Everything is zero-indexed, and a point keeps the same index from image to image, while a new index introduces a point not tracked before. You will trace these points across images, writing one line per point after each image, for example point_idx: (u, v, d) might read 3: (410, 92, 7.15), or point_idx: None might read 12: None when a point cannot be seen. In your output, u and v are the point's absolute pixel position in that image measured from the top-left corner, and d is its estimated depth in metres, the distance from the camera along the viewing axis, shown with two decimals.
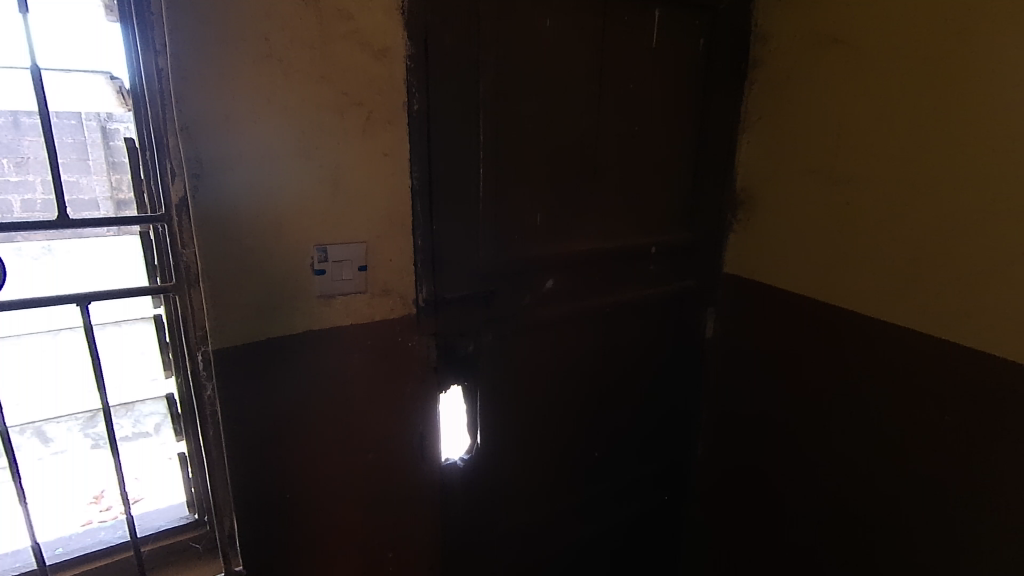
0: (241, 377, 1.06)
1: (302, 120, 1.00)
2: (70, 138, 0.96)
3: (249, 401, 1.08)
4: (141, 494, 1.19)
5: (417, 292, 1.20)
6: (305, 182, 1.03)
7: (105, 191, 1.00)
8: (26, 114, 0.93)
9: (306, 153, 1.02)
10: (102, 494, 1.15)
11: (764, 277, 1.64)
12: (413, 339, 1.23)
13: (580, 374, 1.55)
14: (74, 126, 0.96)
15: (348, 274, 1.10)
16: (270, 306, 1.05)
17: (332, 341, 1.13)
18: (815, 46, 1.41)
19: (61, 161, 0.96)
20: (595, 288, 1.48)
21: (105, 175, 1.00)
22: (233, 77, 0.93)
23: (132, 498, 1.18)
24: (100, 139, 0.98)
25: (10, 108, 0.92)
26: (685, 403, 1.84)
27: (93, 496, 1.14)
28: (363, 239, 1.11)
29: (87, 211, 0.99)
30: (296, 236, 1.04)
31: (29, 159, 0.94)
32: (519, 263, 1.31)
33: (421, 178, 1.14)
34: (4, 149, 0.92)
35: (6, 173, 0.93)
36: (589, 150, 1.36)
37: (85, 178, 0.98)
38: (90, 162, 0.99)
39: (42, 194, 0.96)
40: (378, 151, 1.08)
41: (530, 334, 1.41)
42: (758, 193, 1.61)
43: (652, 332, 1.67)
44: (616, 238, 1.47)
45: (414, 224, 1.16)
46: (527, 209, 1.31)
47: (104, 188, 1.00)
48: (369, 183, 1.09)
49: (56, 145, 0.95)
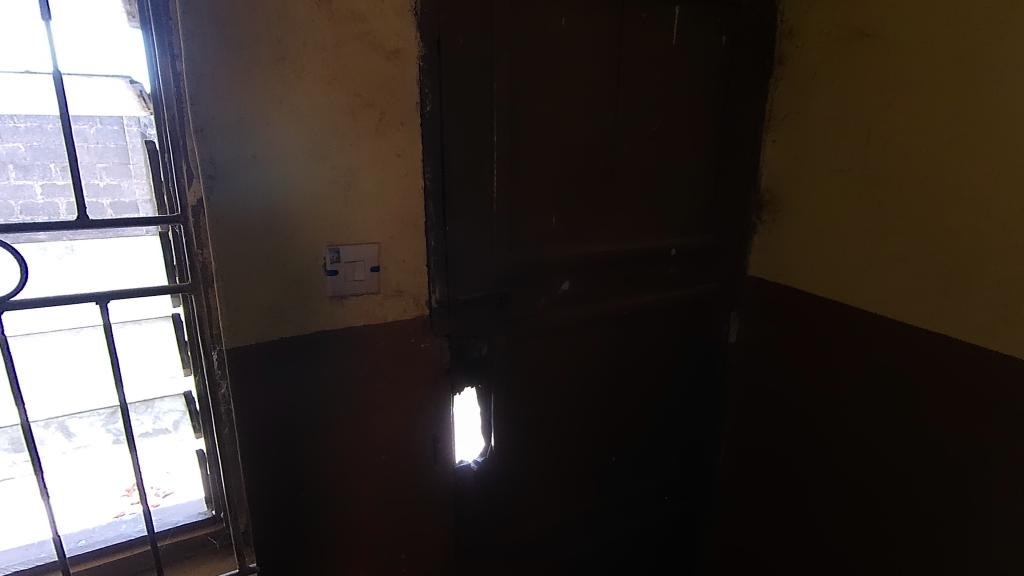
0: (254, 377, 1.07)
1: (314, 122, 1.01)
2: (113, 143, 1.01)
3: (263, 401, 1.09)
4: (172, 488, 1.24)
5: (429, 293, 1.20)
6: (317, 184, 1.03)
7: (145, 194, 1.05)
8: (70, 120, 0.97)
9: (318, 155, 1.02)
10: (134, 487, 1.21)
11: (789, 279, 1.58)
12: (426, 341, 1.22)
13: (596, 377, 1.52)
14: (117, 131, 1.01)
15: (361, 275, 1.10)
16: (283, 306, 1.06)
17: (344, 341, 1.14)
18: (843, 41, 1.36)
19: (104, 165, 1.01)
20: (613, 290, 1.46)
21: (145, 179, 1.05)
22: (246, 80, 0.94)
23: (162, 492, 1.23)
24: (140, 144, 1.03)
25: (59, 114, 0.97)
26: (706, 409, 1.80)
27: (127, 488, 1.20)
28: (375, 241, 1.11)
29: (128, 214, 1.04)
30: (309, 238, 1.05)
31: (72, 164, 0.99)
32: (534, 264, 1.30)
33: (433, 179, 1.14)
34: (50, 154, 0.98)
35: (55, 176, 0.98)
36: (607, 149, 1.33)
37: (126, 182, 1.03)
38: (131, 166, 1.03)
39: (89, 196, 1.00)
40: (391, 152, 1.08)
41: (545, 337, 1.39)
42: (783, 194, 1.56)
43: (671, 336, 1.63)
44: (635, 239, 1.44)
45: (427, 225, 1.15)
46: (542, 210, 1.29)
47: (144, 191, 1.05)
48: (381, 184, 1.08)
49: (99, 151, 1.00)
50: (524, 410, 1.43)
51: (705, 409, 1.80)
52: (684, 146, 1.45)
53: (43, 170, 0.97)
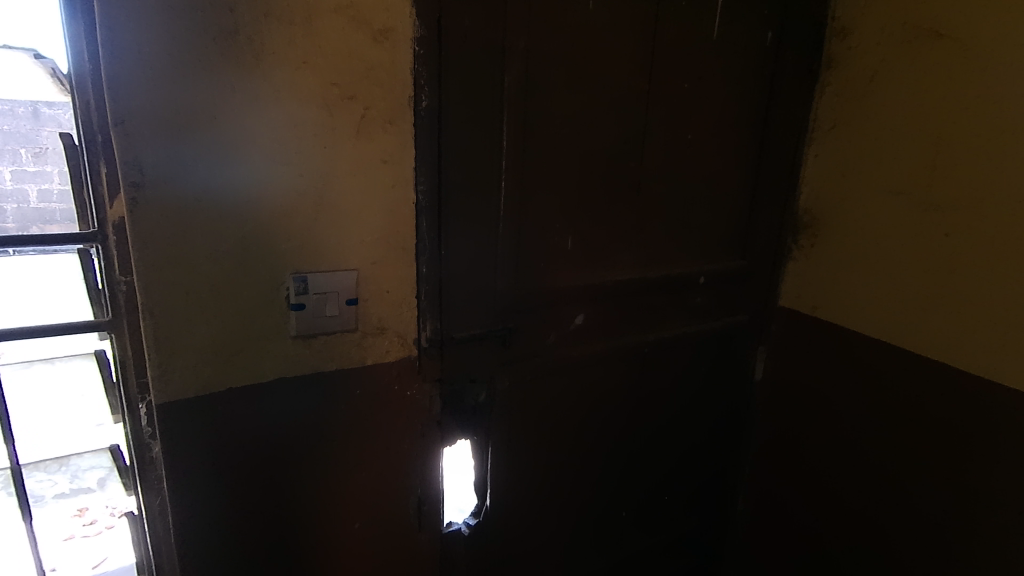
0: (193, 436, 0.85)
1: (276, 118, 0.78)
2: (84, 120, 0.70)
3: (202, 466, 0.87)
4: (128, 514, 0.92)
5: (419, 330, 0.98)
6: (280, 196, 0.81)
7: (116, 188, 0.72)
8: (47, 104, 0.71)
9: (281, 161, 0.80)
10: (85, 508, 0.92)
11: (829, 314, 1.39)
12: (414, 387, 1.01)
13: (610, 425, 1.31)
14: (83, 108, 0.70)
15: (334, 309, 0.88)
16: (233, 348, 0.83)
17: (309, 391, 0.92)
18: (911, 44, 1.16)
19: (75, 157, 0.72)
20: (632, 325, 1.25)
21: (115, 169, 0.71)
22: (187, 59, 0.71)
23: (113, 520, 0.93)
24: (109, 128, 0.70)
25: (30, 95, 0.71)
26: (729, 453, 1.60)
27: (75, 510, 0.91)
28: (353, 267, 0.89)
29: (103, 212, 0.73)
30: (267, 263, 0.82)
31: (48, 150, 0.72)
32: (545, 296, 1.08)
33: (428, 192, 0.92)
34: (20, 138, 0.72)
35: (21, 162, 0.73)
36: (633, 161, 1.12)
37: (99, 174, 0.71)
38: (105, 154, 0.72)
39: (61, 186, 0.74)
40: (376, 158, 0.86)
41: (554, 379, 1.17)
42: (826, 217, 1.36)
43: (695, 375, 1.42)
44: (660, 265, 1.24)
45: (417, 249, 0.94)
46: (556, 231, 1.07)
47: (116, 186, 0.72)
48: (362, 197, 0.86)
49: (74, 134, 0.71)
50: (528, 464, 1.21)
51: (726, 454, 1.60)
52: (719, 159, 1.25)
53: (10, 155, 0.73)
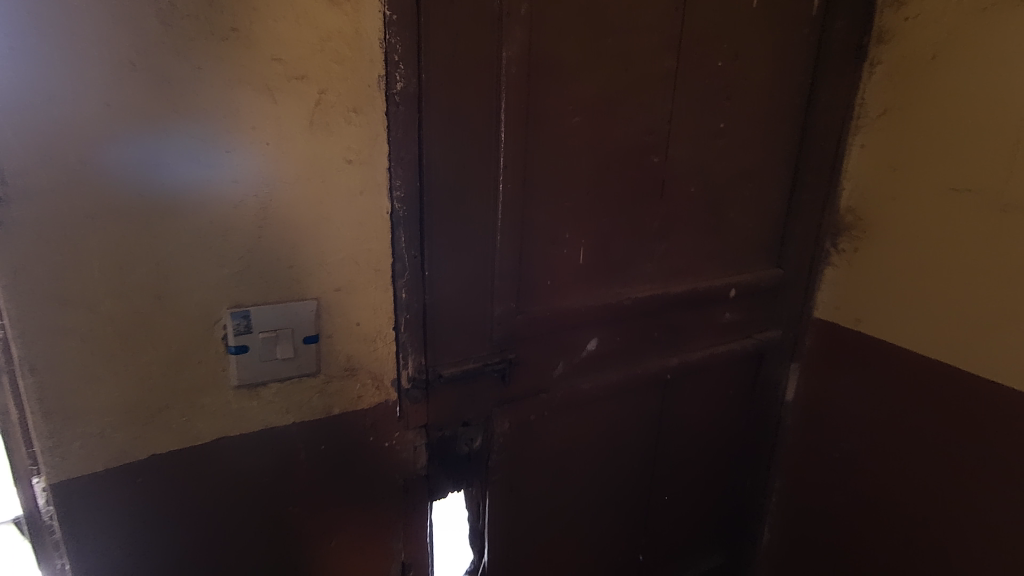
0: (105, 519, 0.65)
1: (198, 106, 0.57)
2: None
3: (119, 551, 0.67)
4: None
5: (399, 369, 0.80)
6: (208, 210, 0.61)
7: None
8: None
9: (206, 162, 0.59)
10: None
11: (873, 329, 1.20)
12: (393, 437, 0.82)
13: (624, 464, 1.12)
14: None
15: (288, 350, 0.69)
16: (154, 407, 0.64)
17: (256, 451, 0.73)
18: (987, 13, 0.96)
19: None
20: (651, 349, 1.06)
21: None
22: (63, 22, 0.50)
23: None
24: None
25: None
26: (756, 482, 1.42)
27: None
28: (312, 295, 0.70)
29: None
30: (193, 297, 0.63)
31: None
32: (552, 321, 0.90)
33: (406, 200, 0.73)
34: None
35: None
36: (656, 155, 0.93)
37: None
38: None
39: None
40: (337, 158, 0.66)
41: (560, 417, 0.99)
42: (873, 218, 1.17)
43: (723, 400, 1.24)
44: (684, 279, 1.05)
45: (394, 271, 0.75)
46: (566, 243, 0.88)
47: None
48: (320, 207, 0.67)
49: None
50: (532, 516, 1.03)
51: (752, 483, 1.42)
52: (754, 152, 1.05)
53: None
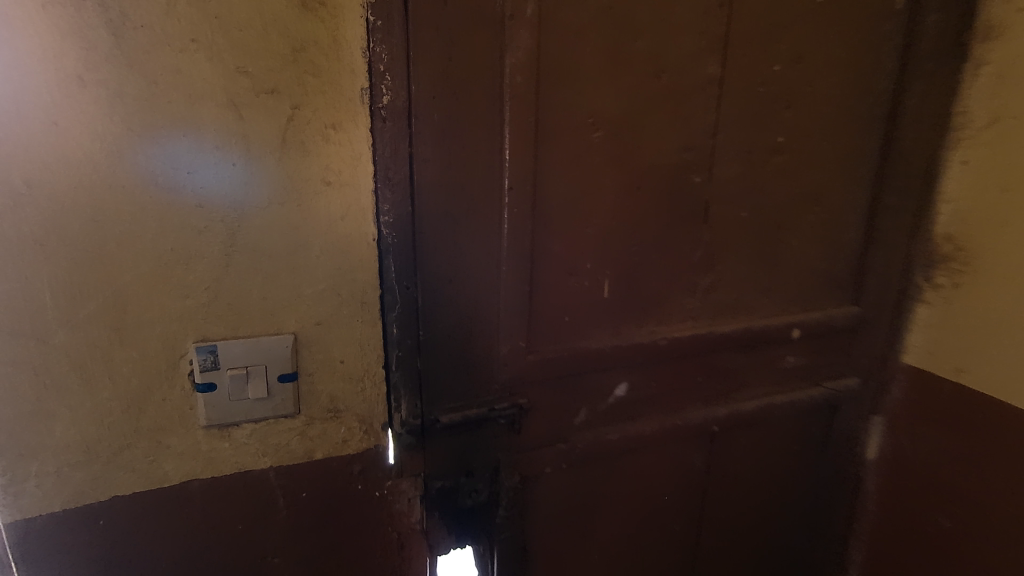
0: (63, 566, 0.61)
1: (155, 123, 0.53)
2: None
3: None
4: None
5: (390, 412, 0.72)
6: (169, 236, 0.56)
7: None
8: None
9: (166, 184, 0.55)
10: None
11: (978, 385, 0.97)
12: (385, 486, 0.74)
13: (662, 527, 0.97)
14: None
15: (261, 389, 0.63)
16: (113, 446, 0.59)
17: (228, 498, 0.66)
18: None
19: None
20: (693, 396, 0.92)
21: None
22: (8, 38, 0.48)
23: None
24: None
25: None
26: (831, 555, 1.21)
27: None
28: (289, 329, 0.64)
29: None
30: (154, 329, 0.58)
31: None
32: (570, 362, 0.79)
33: (395, 224, 0.65)
34: None
35: None
36: (697, 174, 0.81)
37: None
38: None
39: None
40: (314, 179, 0.60)
41: (582, 470, 0.87)
42: (979, 247, 0.95)
43: (786, 457, 1.06)
44: (733, 316, 0.90)
45: (383, 304, 0.67)
46: (585, 274, 0.77)
47: None
48: (296, 233, 0.61)
49: None
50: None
51: (827, 556, 1.21)
52: (822, 169, 0.90)
53: None
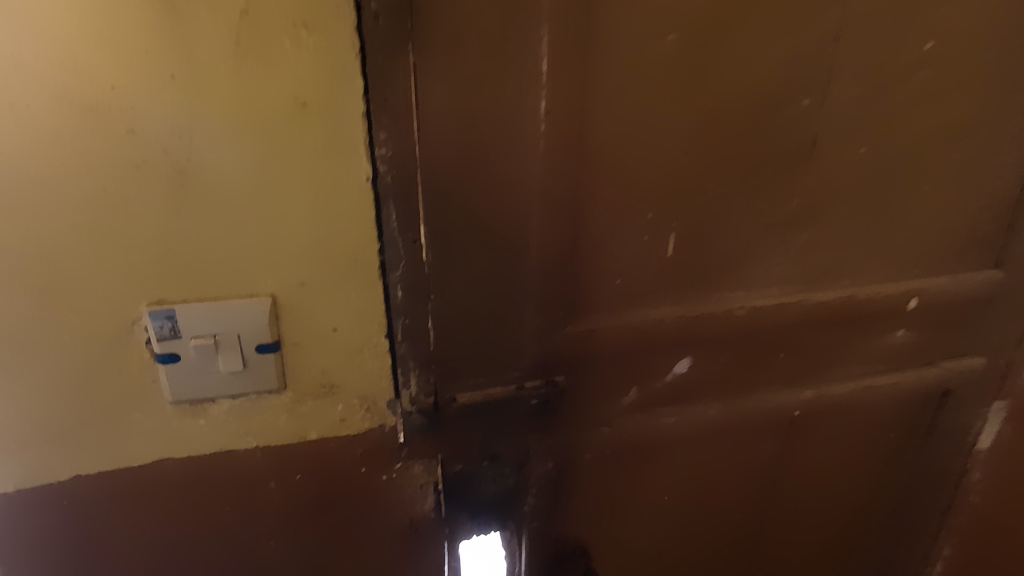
0: (28, 548, 0.54)
1: (58, 19, 0.40)
2: None
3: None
4: None
5: (398, 389, 0.59)
6: (100, 172, 0.44)
7: None
8: None
9: (83, 103, 0.42)
10: None
11: None
12: (393, 469, 0.63)
13: (719, 518, 0.84)
14: None
15: (234, 362, 0.52)
16: (67, 422, 0.51)
17: (210, 481, 0.57)
18: None
19: None
20: (771, 375, 0.75)
21: None
22: None
23: None
24: None
25: None
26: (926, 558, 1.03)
27: None
28: (266, 292, 0.51)
29: None
30: (97, 289, 0.47)
31: None
32: (622, 337, 0.64)
33: (395, 161, 0.50)
34: None
35: None
36: (807, 96, 0.60)
37: None
38: None
39: None
40: (282, 99, 0.46)
41: (628, 456, 0.73)
42: None
43: (878, 446, 0.89)
44: (832, 282, 0.71)
45: (384, 262, 0.53)
46: (644, 227, 0.60)
47: None
48: (263, 171, 0.47)
49: None
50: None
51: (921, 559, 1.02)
52: (984, 90, 0.66)
53: None
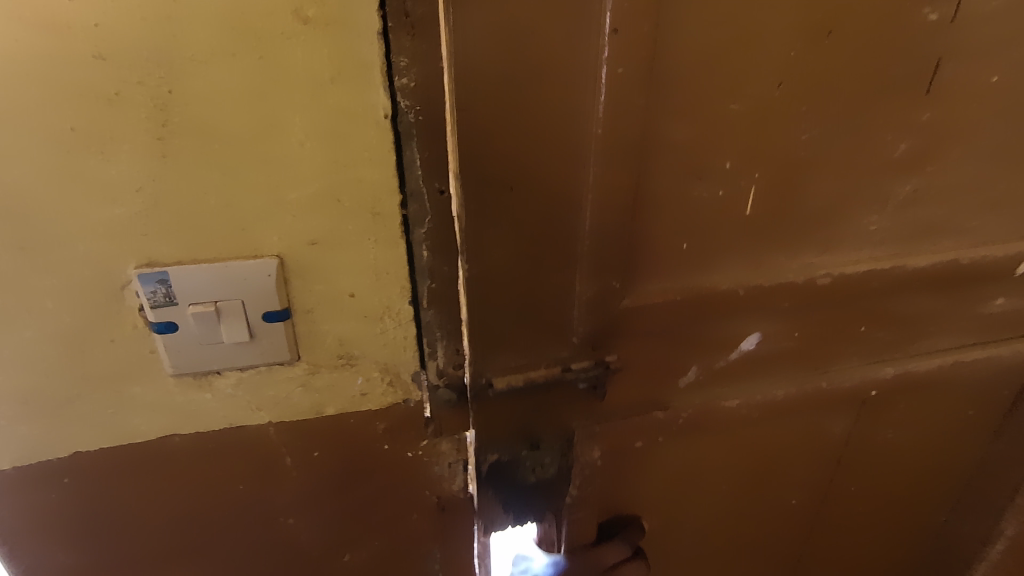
0: (30, 529, 0.50)
1: None
2: None
3: (61, 561, 0.52)
4: None
5: (425, 360, 0.52)
6: (67, 110, 0.37)
7: None
8: None
9: (35, 21, 0.34)
10: None
11: None
12: (420, 447, 0.57)
13: (776, 505, 0.77)
14: None
15: (238, 331, 0.46)
16: (61, 396, 0.46)
17: (221, 458, 0.52)
18: None
19: None
20: (850, 351, 0.66)
21: None
22: None
23: None
24: None
25: None
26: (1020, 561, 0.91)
27: None
28: (272, 252, 0.44)
29: None
30: (78, 249, 0.41)
31: None
32: (684, 308, 0.55)
33: (419, 93, 0.41)
34: None
35: None
36: (934, 10, 0.48)
37: None
38: None
39: None
40: (279, 13, 0.37)
41: (684, 440, 0.66)
42: None
43: (958, 426, 0.80)
44: (934, 242, 0.61)
45: (407, 217, 0.46)
46: (720, 178, 0.51)
47: None
48: (261, 104, 0.39)
49: None
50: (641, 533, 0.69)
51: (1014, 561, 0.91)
52: None
53: None
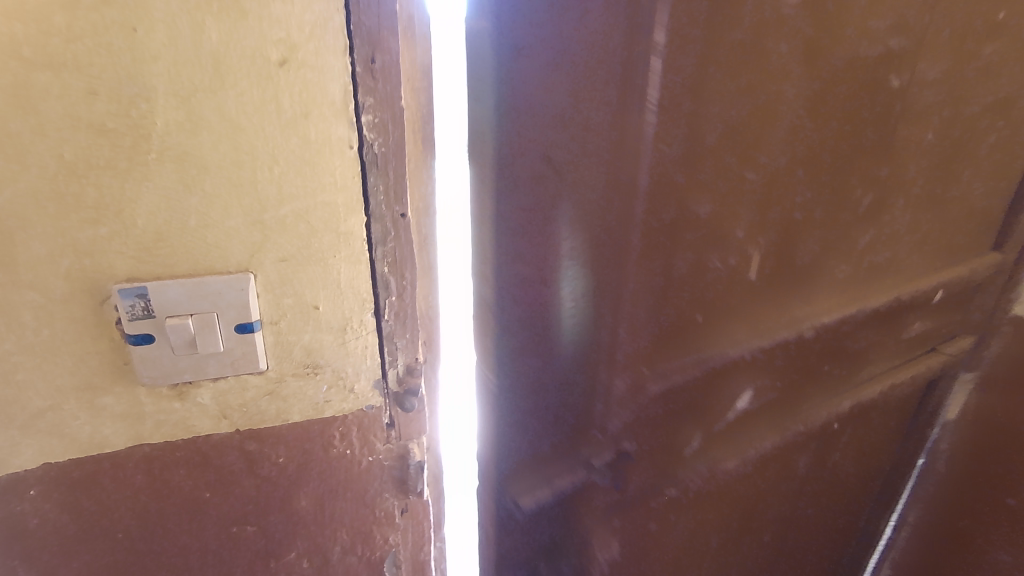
0: None
1: None
2: None
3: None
4: None
5: (386, 367, 0.57)
6: (56, 137, 0.40)
7: None
8: None
9: (32, 58, 0.38)
10: None
11: None
12: (379, 451, 0.61)
13: (746, 541, 0.86)
14: None
15: (212, 342, 0.49)
16: (32, 408, 0.48)
17: (188, 466, 0.54)
18: None
19: None
20: (816, 393, 0.78)
21: None
22: None
23: None
24: None
25: None
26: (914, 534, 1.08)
27: None
28: (243, 268, 0.48)
29: None
30: (58, 265, 0.44)
31: None
32: (690, 380, 0.64)
33: (382, 128, 0.47)
34: None
35: None
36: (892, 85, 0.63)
37: None
38: None
39: None
40: (257, 56, 0.42)
41: (688, 506, 0.73)
42: None
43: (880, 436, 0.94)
44: (884, 281, 0.77)
45: (370, 237, 0.51)
46: (732, 247, 0.61)
47: None
48: (239, 135, 0.44)
49: None
50: None
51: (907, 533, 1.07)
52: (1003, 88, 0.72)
53: None
